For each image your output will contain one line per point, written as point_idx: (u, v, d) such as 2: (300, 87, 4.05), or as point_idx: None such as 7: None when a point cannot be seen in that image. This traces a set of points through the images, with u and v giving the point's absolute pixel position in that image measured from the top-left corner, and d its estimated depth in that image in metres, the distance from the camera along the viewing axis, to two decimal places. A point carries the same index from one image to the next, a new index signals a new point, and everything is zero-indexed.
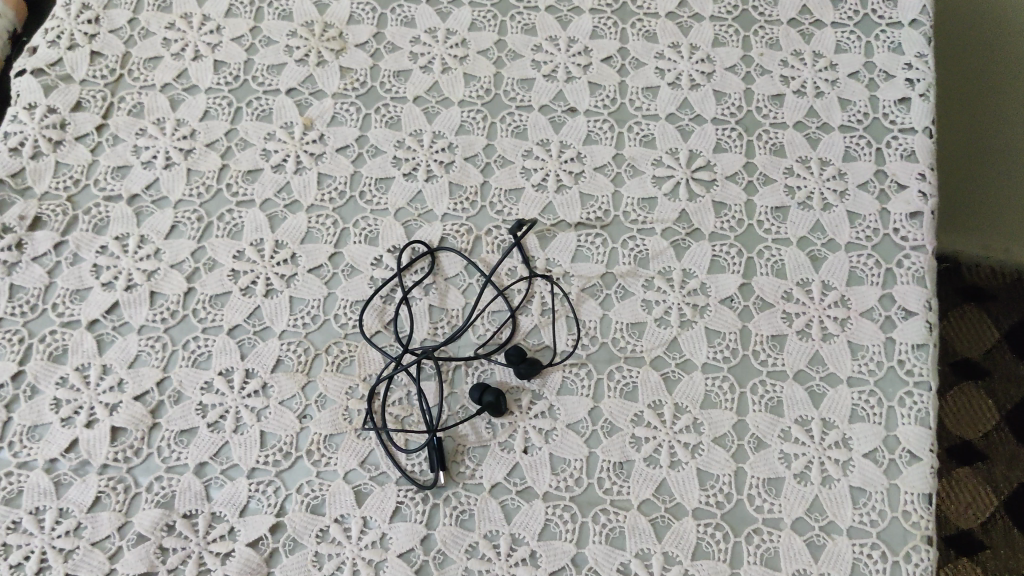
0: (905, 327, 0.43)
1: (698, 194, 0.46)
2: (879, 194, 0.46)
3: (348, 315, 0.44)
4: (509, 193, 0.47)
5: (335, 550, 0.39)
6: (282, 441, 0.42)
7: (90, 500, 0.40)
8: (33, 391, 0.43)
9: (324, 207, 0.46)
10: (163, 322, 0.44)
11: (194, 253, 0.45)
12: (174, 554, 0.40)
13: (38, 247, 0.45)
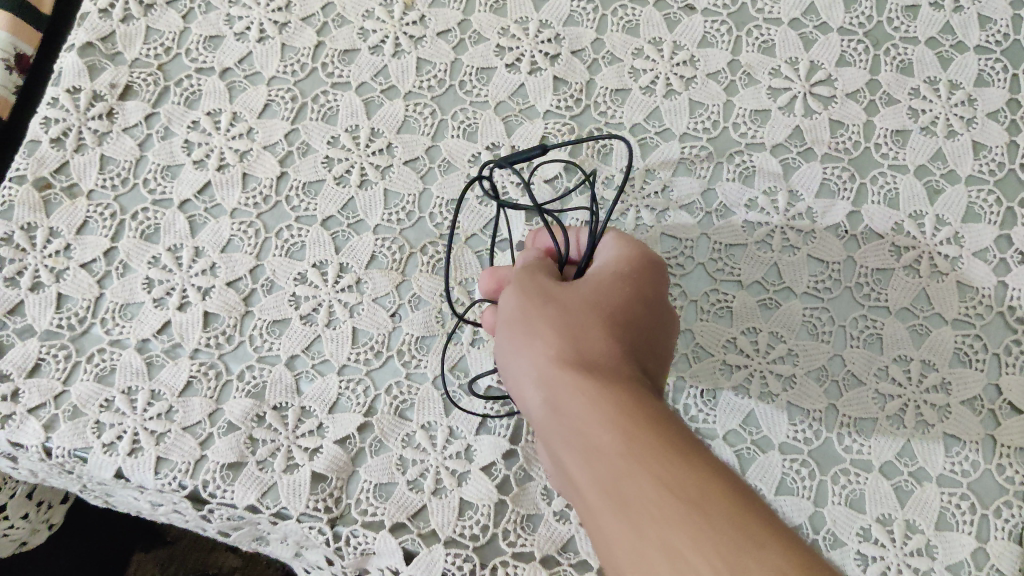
0: (1020, 273, 0.41)
1: (817, 111, 0.44)
2: (1009, 125, 0.43)
3: (443, 215, 0.43)
4: (616, 93, 0.44)
5: (419, 457, 0.40)
6: (374, 339, 0.41)
7: (183, 384, 0.40)
8: (126, 268, 0.42)
9: (423, 95, 0.44)
10: (256, 206, 0.43)
11: (288, 136, 0.44)
12: (262, 446, 0.40)
13: (129, 117, 0.44)
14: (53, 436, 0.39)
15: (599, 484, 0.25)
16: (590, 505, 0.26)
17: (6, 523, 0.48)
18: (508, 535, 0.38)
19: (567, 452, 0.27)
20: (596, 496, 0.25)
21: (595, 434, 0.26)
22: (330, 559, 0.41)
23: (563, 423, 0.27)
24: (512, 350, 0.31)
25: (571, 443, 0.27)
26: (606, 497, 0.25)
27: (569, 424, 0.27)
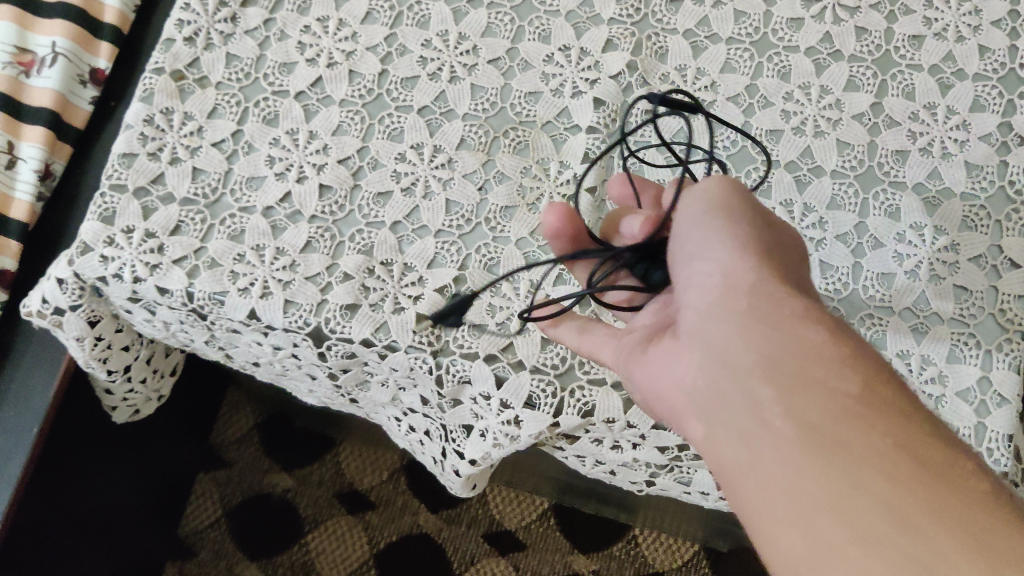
0: (1020, 153, 0.48)
1: (843, 19, 0.51)
2: (1010, 32, 0.50)
3: (523, 105, 0.50)
4: (671, 5, 0.52)
5: (506, 303, 0.46)
6: (465, 210, 0.48)
7: (303, 243, 0.47)
8: (250, 148, 0.49)
9: (503, 6, 0.51)
10: (361, 97, 0.50)
11: (387, 39, 0.51)
12: (373, 293, 0.46)
13: (250, 23, 0.51)
14: (195, 283, 0.46)
15: (808, 414, 0.28)
16: (770, 423, 0.29)
17: (129, 385, 0.54)
18: (585, 366, 0.45)
19: (766, 372, 0.30)
20: (795, 422, 0.28)
21: (819, 374, 0.29)
22: (425, 397, 0.48)
23: (767, 348, 0.30)
24: (704, 249, 0.34)
25: (775, 371, 0.30)
26: (817, 429, 0.28)
27: (784, 354, 0.30)
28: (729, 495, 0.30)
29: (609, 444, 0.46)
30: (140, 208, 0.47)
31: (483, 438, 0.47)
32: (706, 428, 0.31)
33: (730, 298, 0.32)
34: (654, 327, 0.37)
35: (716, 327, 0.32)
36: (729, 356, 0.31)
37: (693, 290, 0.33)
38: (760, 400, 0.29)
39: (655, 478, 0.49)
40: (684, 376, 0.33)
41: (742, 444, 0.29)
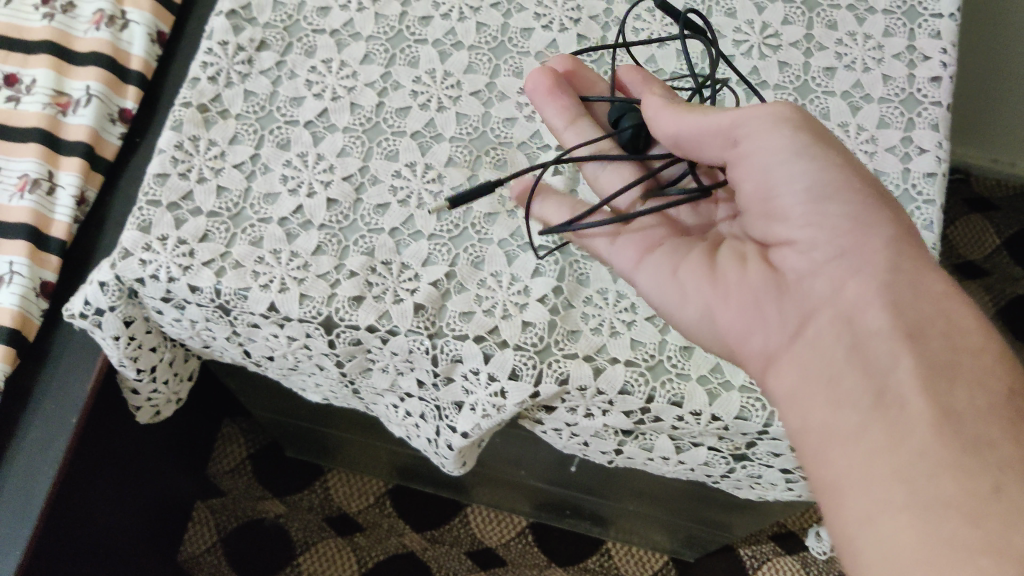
0: (920, 161, 0.55)
1: (768, 55, 0.59)
2: (908, 63, 0.58)
3: (500, 129, 0.58)
4: (622, 45, 0.60)
5: (490, 294, 0.54)
6: (454, 218, 0.56)
7: (314, 246, 0.54)
8: (266, 169, 0.57)
9: (482, 47, 0.60)
10: (361, 125, 0.58)
11: (383, 77, 0.60)
12: (376, 287, 0.53)
13: (264, 64, 0.60)
14: (223, 280, 0.53)
15: (949, 405, 0.41)
16: (914, 429, 0.40)
17: (154, 384, 0.61)
18: (559, 344, 0.52)
19: (898, 335, 0.44)
20: (935, 410, 0.41)
21: (966, 371, 0.42)
22: (420, 380, 0.56)
23: (903, 326, 0.44)
24: (817, 202, 0.46)
25: (920, 347, 0.43)
26: (973, 443, 0.39)
27: (935, 323, 0.44)
28: (834, 451, 0.42)
29: (582, 412, 0.54)
30: (173, 220, 0.55)
31: (473, 410, 0.54)
32: (827, 392, 0.44)
33: (846, 257, 0.46)
34: (759, 288, 0.48)
35: (853, 284, 0.45)
36: (882, 329, 0.44)
37: (819, 251, 0.46)
38: (909, 401, 0.41)
39: (622, 446, 0.57)
40: (828, 351, 0.45)
41: (860, 411, 0.42)
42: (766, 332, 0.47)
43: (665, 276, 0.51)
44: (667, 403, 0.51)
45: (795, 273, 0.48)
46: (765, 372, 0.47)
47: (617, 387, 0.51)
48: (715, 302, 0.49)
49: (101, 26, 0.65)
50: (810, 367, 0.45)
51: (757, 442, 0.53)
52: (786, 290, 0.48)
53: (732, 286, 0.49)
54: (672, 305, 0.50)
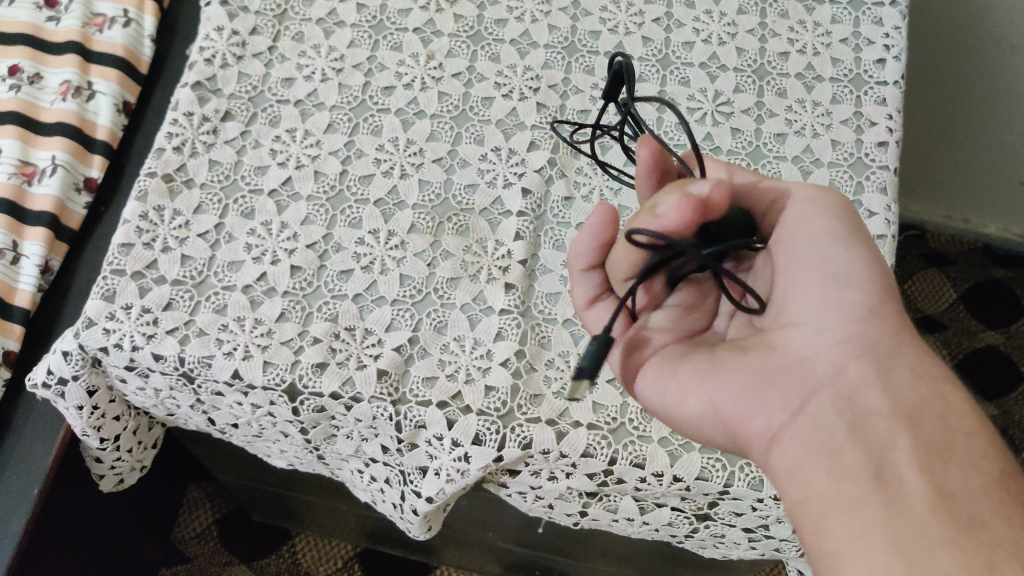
0: (869, 223, 0.57)
1: (721, 121, 0.61)
2: (856, 128, 0.60)
3: (462, 196, 0.59)
4: (581, 113, 0.62)
5: (453, 358, 0.54)
6: (417, 283, 0.56)
7: (278, 313, 0.55)
8: (231, 237, 0.57)
9: (443, 116, 0.62)
10: (325, 193, 0.59)
11: (346, 145, 0.61)
12: (339, 353, 0.54)
13: (229, 134, 0.61)
14: (187, 348, 0.53)
15: (944, 485, 0.40)
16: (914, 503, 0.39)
17: (118, 452, 0.60)
18: (522, 409, 0.53)
19: (897, 417, 0.42)
20: (932, 489, 0.39)
21: (960, 453, 0.41)
22: (385, 446, 0.56)
23: (901, 408, 0.42)
24: (836, 288, 0.45)
25: (917, 427, 0.42)
26: (969, 520, 0.38)
27: (931, 407, 0.42)
28: (835, 523, 0.40)
29: (546, 475, 0.54)
30: (137, 289, 0.55)
31: (437, 475, 0.54)
32: (828, 464, 0.42)
33: (853, 343, 0.44)
34: (758, 372, 0.45)
35: (855, 365, 0.44)
36: (882, 409, 0.42)
37: (827, 333, 0.44)
38: (907, 481, 0.40)
39: (587, 508, 0.57)
40: (827, 426, 0.43)
41: (858, 482, 0.40)
42: (768, 409, 0.45)
43: (666, 376, 0.48)
44: (630, 464, 0.52)
45: (801, 355, 0.45)
46: (766, 453, 0.44)
47: (580, 450, 0.52)
48: (716, 388, 0.46)
49: (68, 98, 0.66)
50: (810, 439, 0.43)
51: (719, 502, 0.54)
52: (784, 372, 0.45)
53: (734, 372, 0.46)
54: (674, 400, 0.47)
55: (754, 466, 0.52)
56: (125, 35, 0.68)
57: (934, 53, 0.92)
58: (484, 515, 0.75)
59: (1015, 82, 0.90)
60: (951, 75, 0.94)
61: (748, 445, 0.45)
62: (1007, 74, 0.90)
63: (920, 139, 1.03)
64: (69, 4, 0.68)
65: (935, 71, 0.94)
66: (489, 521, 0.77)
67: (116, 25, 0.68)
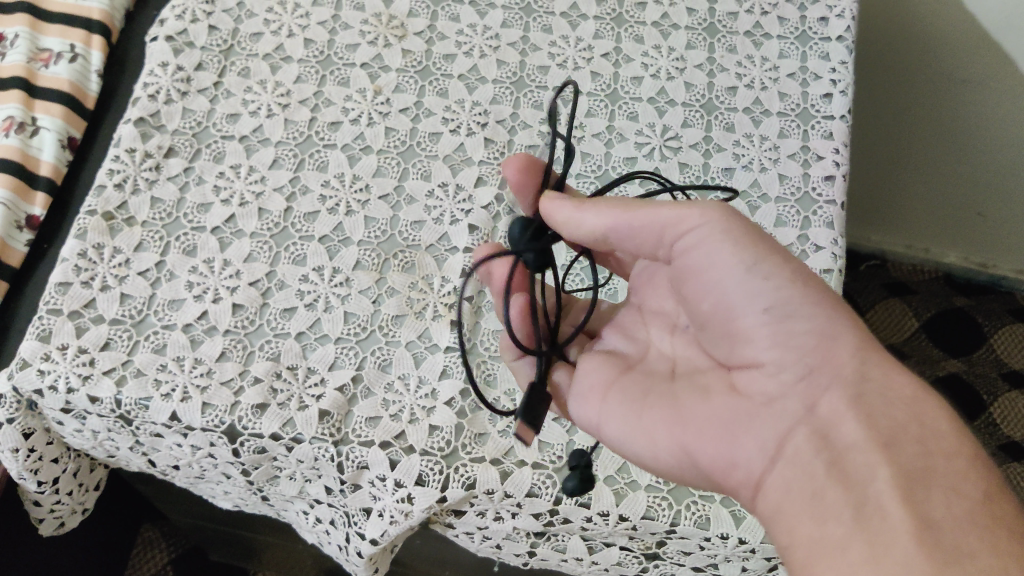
0: (816, 257, 0.57)
1: (668, 156, 0.61)
2: (803, 162, 0.60)
3: (408, 232, 0.59)
4: (528, 148, 0.62)
5: (397, 398, 0.53)
6: (361, 320, 0.56)
7: (218, 352, 0.54)
8: (171, 275, 0.57)
9: (390, 151, 0.61)
10: (269, 230, 0.58)
11: (291, 181, 0.60)
12: (280, 393, 0.53)
13: (172, 170, 0.60)
14: (123, 390, 0.52)
15: (930, 516, 0.38)
16: (897, 540, 0.38)
17: (57, 496, 0.59)
18: (466, 448, 0.52)
19: (874, 444, 0.41)
20: (916, 522, 0.38)
21: (944, 476, 0.40)
22: (328, 487, 0.55)
23: (879, 435, 0.42)
24: (779, 319, 0.45)
25: (894, 454, 0.41)
26: (955, 554, 0.37)
27: (909, 428, 0.42)
28: (823, 569, 0.39)
29: (491, 515, 0.53)
30: (74, 329, 0.54)
31: (381, 517, 0.53)
32: (812, 508, 0.41)
33: (815, 375, 0.44)
34: (725, 416, 0.46)
35: (823, 396, 0.44)
36: (857, 440, 0.42)
37: (786, 368, 0.45)
38: (890, 515, 0.39)
39: (535, 548, 0.56)
40: (805, 467, 0.42)
41: (843, 523, 0.40)
42: (743, 456, 0.44)
43: (632, 422, 0.49)
44: (575, 504, 0.51)
45: (766, 394, 0.45)
46: (751, 500, 0.44)
47: (525, 490, 0.51)
48: (687, 438, 0.46)
49: (10, 133, 0.64)
50: (791, 484, 0.42)
51: (666, 541, 0.53)
52: (753, 412, 0.45)
53: (699, 417, 0.46)
54: (643, 448, 0.48)
55: (700, 504, 0.51)
56: (71, 70, 0.67)
57: (890, 78, 0.94)
58: (438, 554, 0.74)
59: (966, 109, 0.90)
60: (911, 103, 0.94)
61: (732, 492, 0.45)
62: (962, 107, 0.90)
63: (886, 169, 1.04)
64: (15, 39, 0.67)
65: (896, 100, 0.95)
66: (445, 559, 0.76)
67: (62, 60, 0.67)
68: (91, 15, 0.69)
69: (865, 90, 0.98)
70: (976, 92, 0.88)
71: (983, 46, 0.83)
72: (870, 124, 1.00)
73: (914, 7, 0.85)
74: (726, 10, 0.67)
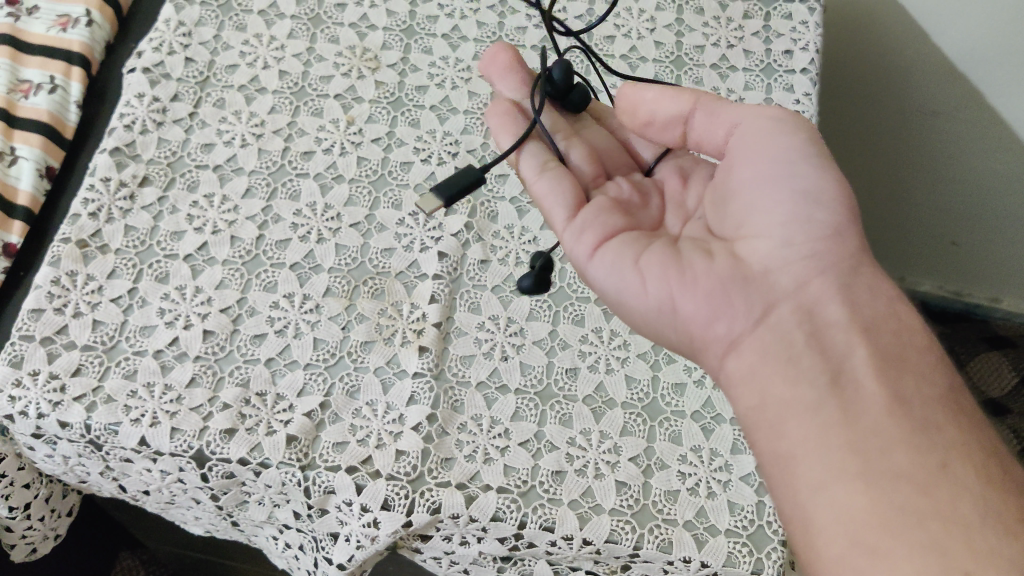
0: None
1: None
2: None
3: (379, 260, 0.60)
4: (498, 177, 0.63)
5: (364, 423, 0.54)
6: (331, 347, 0.56)
7: (189, 378, 0.54)
8: (144, 302, 0.57)
9: (362, 180, 0.63)
10: (241, 258, 0.59)
11: (263, 210, 0.61)
12: (249, 419, 0.53)
13: (146, 200, 0.61)
14: (93, 415, 0.53)
15: (901, 393, 0.43)
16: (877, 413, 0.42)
17: (29, 521, 0.59)
18: (432, 473, 0.53)
19: (855, 326, 0.45)
20: (892, 399, 0.42)
21: (914, 360, 0.44)
22: (296, 512, 0.55)
23: (860, 319, 0.46)
24: (803, 207, 0.47)
25: (873, 338, 0.45)
26: (923, 426, 0.41)
27: (887, 321, 0.46)
28: (794, 425, 0.43)
29: (457, 540, 0.53)
30: (45, 354, 0.55)
31: (347, 541, 0.53)
32: (786, 370, 0.45)
33: (817, 259, 0.47)
34: (718, 276, 0.48)
35: (818, 280, 0.47)
36: (840, 321, 0.46)
37: (790, 249, 0.47)
38: (866, 389, 0.43)
39: (502, 572, 0.56)
40: (785, 335, 0.46)
41: (819, 388, 0.43)
42: (730, 318, 0.47)
43: (625, 261, 0.50)
44: (539, 528, 0.51)
45: (761, 265, 0.48)
46: (726, 358, 0.47)
47: (489, 513, 0.52)
48: (679, 289, 0.48)
49: None
50: (769, 349, 0.46)
51: (631, 565, 0.53)
52: (749, 281, 0.48)
53: (694, 276, 0.49)
54: (630, 291, 0.50)
55: (663, 527, 0.51)
56: (50, 101, 0.68)
57: (862, 104, 0.95)
58: None
59: (935, 136, 0.91)
60: (884, 131, 0.96)
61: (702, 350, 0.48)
62: (939, 141, 0.91)
63: (879, 208, 1.04)
64: None
65: (882, 140, 0.97)
66: None
67: (41, 91, 0.69)
68: (71, 47, 0.70)
69: (841, 119, 0.99)
70: (946, 120, 0.89)
71: (945, 70, 0.84)
72: (849, 153, 1.01)
73: (879, 32, 0.86)
74: (693, 43, 0.68)
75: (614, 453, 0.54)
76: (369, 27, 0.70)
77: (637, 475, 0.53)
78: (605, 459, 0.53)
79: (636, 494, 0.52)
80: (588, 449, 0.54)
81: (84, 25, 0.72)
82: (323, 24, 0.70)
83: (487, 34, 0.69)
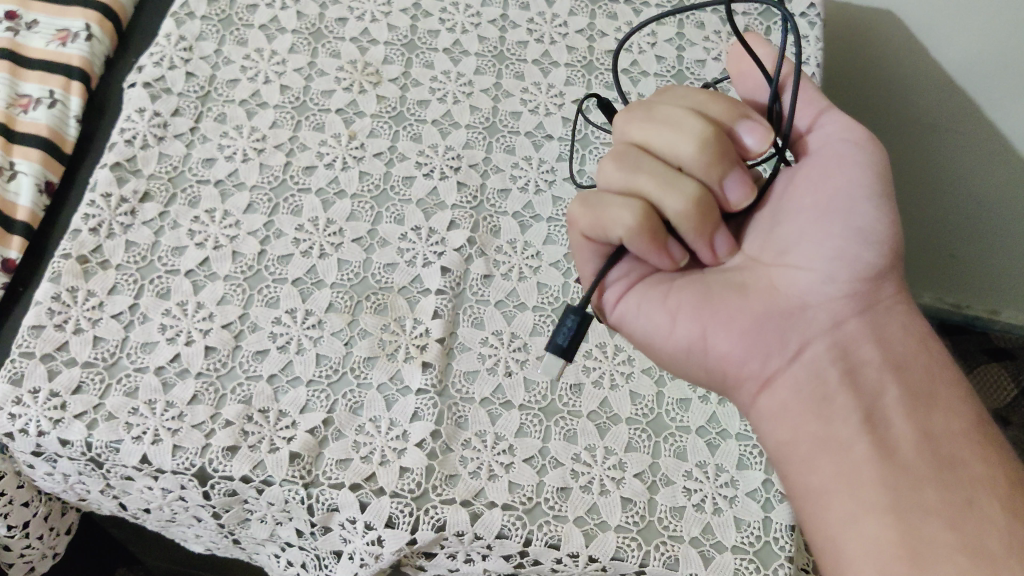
0: None
1: None
2: None
3: (381, 274, 0.60)
4: (500, 192, 0.63)
5: (368, 440, 0.53)
6: (333, 363, 0.56)
7: (190, 396, 0.54)
8: (145, 318, 0.57)
9: (364, 195, 0.62)
10: (243, 273, 0.59)
11: (265, 226, 0.61)
12: (251, 436, 0.53)
13: (147, 215, 0.61)
14: (94, 433, 0.52)
15: (929, 429, 0.43)
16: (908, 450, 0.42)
17: (27, 539, 0.59)
18: (437, 490, 0.52)
19: (887, 365, 0.45)
20: (920, 435, 0.43)
21: (943, 398, 0.44)
22: (299, 530, 0.55)
23: (891, 359, 0.45)
24: (853, 242, 0.45)
25: (905, 375, 0.45)
26: (949, 460, 0.42)
27: (917, 359, 0.45)
28: (827, 461, 0.43)
29: (461, 557, 0.53)
30: (46, 371, 0.54)
31: (350, 559, 0.53)
32: (819, 408, 0.44)
33: (855, 297, 0.46)
34: (755, 314, 0.46)
35: (854, 319, 0.46)
36: (873, 359, 0.45)
37: (833, 285, 0.45)
38: (894, 425, 0.43)
39: None
40: (819, 373, 0.45)
41: (851, 425, 0.43)
42: (765, 354, 0.46)
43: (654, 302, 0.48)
44: (545, 545, 0.51)
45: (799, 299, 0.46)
46: (758, 395, 0.47)
47: (494, 531, 0.51)
48: (713, 324, 0.46)
49: None
50: (803, 388, 0.45)
51: None
52: (785, 317, 0.46)
53: (728, 310, 0.46)
54: (661, 331, 0.48)
55: (670, 544, 0.51)
56: (50, 116, 0.68)
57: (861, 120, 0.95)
58: None
59: (936, 148, 0.91)
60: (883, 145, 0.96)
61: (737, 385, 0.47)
62: (940, 153, 0.91)
63: None
64: None
65: None
66: None
67: (41, 106, 0.68)
68: (71, 61, 0.70)
69: None
70: (947, 133, 0.89)
71: (945, 85, 0.84)
72: None
73: (877, 50, 0.86)
74: (695, 57, 0.68)
75: (620, 469, 0.53)
76: (370, 42, 0.69)
77: (642, 491, 0.53)
78: (610, 476, 0.53)
79: (642, 511, 0.52)
80: (594, 465, 0.54)
81: (84, 40, 0.72)
82: (324, 38, 0.70)
83: (488, 49, 0.69)
